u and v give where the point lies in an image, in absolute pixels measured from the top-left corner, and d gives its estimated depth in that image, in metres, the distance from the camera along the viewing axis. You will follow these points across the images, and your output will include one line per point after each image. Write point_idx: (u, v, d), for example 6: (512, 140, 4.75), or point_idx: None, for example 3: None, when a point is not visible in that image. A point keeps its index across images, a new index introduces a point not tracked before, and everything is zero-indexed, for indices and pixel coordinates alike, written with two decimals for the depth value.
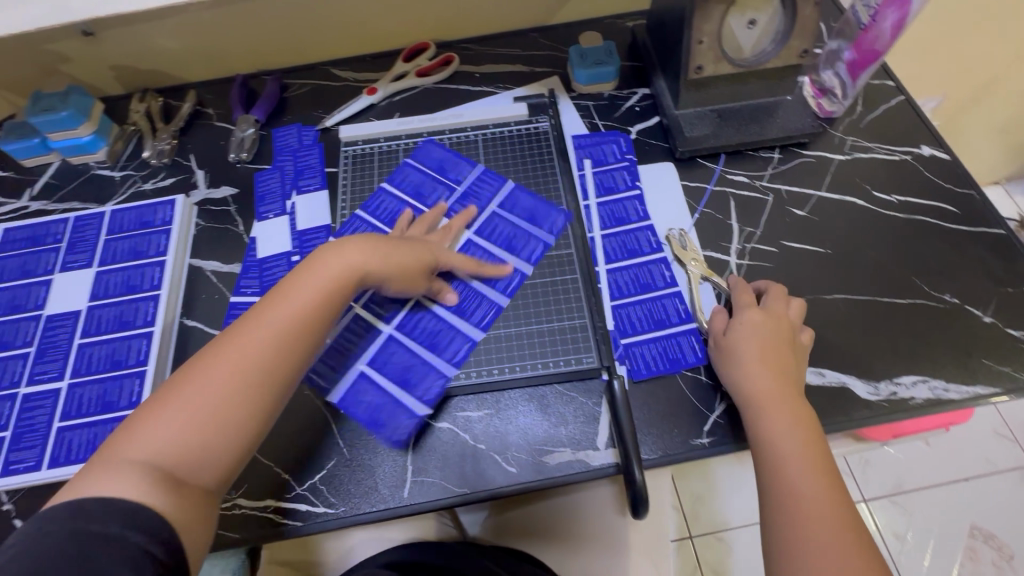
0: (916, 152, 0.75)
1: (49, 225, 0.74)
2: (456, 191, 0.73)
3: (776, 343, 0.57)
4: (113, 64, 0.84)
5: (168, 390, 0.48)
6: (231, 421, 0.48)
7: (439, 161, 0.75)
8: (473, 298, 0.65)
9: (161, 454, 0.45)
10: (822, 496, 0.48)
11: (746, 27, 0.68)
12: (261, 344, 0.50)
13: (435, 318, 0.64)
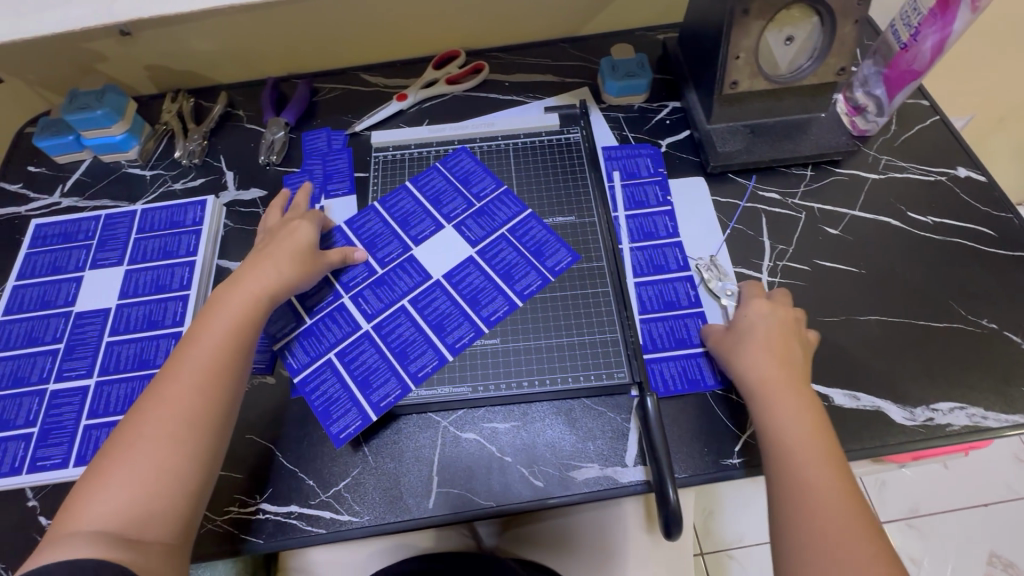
0: (952, 174, 0.74)
1: (81, 222, 0.74)
2: (473, 208, 0.72)
3: (765, 338, 0.57)
4: (147, 64, 0.84)
5: (107, 460, 0.47)
6: (177, 466, 0.47)
7: (466, 172, 0.75)
8: (493, 304, 0.65)
9: (119, 505, 0.44)
10: (832, 487, 0.47)
11: (783, 44, 0.68)
12: (189, 391, 0.50)
13: (460, 326, 0.64)
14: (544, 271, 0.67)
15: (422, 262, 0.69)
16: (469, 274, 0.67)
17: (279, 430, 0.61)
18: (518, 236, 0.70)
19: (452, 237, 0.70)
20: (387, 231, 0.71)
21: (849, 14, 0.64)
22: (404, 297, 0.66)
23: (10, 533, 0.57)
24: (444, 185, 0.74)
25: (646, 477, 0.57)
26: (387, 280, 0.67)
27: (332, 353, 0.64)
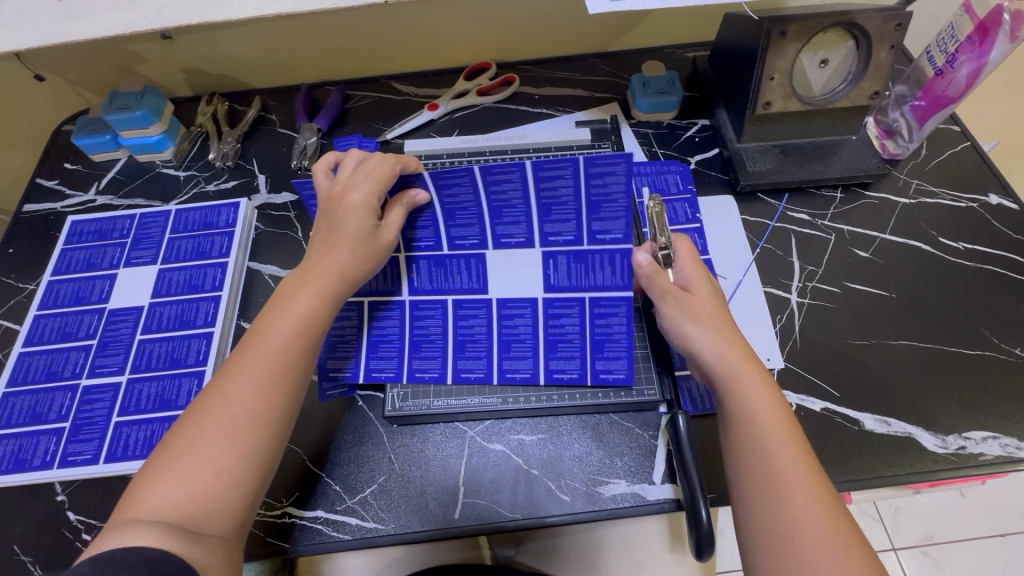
0: (983, 201, 0.74)
1: (116, 220, 0.75)
2: (575, 246, 0.56)
3: (716, 313, 0.53)
4: (184, 67, 0.86)
5: (171, 452, 0.44)
6: (239, 466, 0.44)
7: (602, 196, 0.52)
8: (520, 361, 0.61)
9: (178, 502, 0.42)
10: (800, 472, 0.44)
11: (817, 67, 0.68)
12: (253, 390, 0.47)
13: (479, 358, 0.61)
14: (587, 368, 0.60)
15: (489, 270, 0.60)
16: (520, 319, 0.61)
17: (307, 434, 0.61)
18: (593, 313, 0.59)
19: (537, 261, 0.59)
20: (473, 206, 0.55)
21: (885, 39, 0.64)
22: (449, 294, 0.61)
23: (40, 527, 0.58)
24: (567, 193, 0.52)
25: (673, 496, 0.56)
26: (447, 264, 0.60)
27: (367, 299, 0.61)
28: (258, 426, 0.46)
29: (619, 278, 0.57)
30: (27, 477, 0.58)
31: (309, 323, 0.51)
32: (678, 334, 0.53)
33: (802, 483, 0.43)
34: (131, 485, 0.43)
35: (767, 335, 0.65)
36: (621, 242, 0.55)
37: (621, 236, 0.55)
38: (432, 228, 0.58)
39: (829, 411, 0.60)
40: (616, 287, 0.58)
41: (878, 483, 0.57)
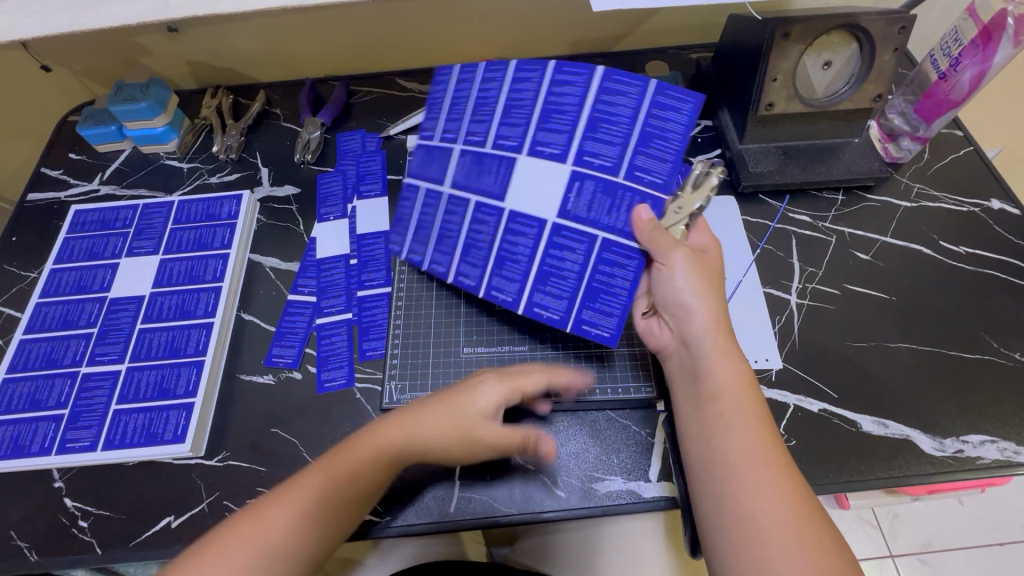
0: (985, 206, 0.74)
1: (119, 210, 0.76)
2: (609, 175, 0.56)
3: (703, 274, 0.54)
4: (190, 60, 0.86)
5: (251, 513, 0.48)
6: (296, 549, 0.47)
7: (654, 131, 0.55)
8: (507, 283, 0.59)
9: (261, 542, 0.47)
10: (766, 455, 0.45)
11: (820, 68, 0.69)
12: (366, 463, 0.50)
13: (477, 265, 0.61)
14: (573, 315, 0.57)
15: (515, 175, 0.59)
16: (524, 240, 0.59)
17: (305, 426, 0.61)
18: (599, 257, 0.56)
19: (564, 180, 0.57)
20: (492, 103, 0.60)
21: (889, 42, 0.64)
22: (453, 188, 0.62)
23: (37, 513, 0.58)
24: (623, 116, 0.56)
25: (669, 494, 0.56)
26: (484, 164, 0.60)
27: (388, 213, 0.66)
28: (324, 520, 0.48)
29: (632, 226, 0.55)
30: (25, 463, 0.59)
31: (410, 438, 0.52)
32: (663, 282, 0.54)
33: (753, 452, 0.45)
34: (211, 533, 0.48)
35: (766, 335, 0.65)
36: (656, 189, 0.55)
37: (660, 180, 0.55)
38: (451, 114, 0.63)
39: (827, 411, 0.60)
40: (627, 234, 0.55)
41: (874, 485, 0.57)
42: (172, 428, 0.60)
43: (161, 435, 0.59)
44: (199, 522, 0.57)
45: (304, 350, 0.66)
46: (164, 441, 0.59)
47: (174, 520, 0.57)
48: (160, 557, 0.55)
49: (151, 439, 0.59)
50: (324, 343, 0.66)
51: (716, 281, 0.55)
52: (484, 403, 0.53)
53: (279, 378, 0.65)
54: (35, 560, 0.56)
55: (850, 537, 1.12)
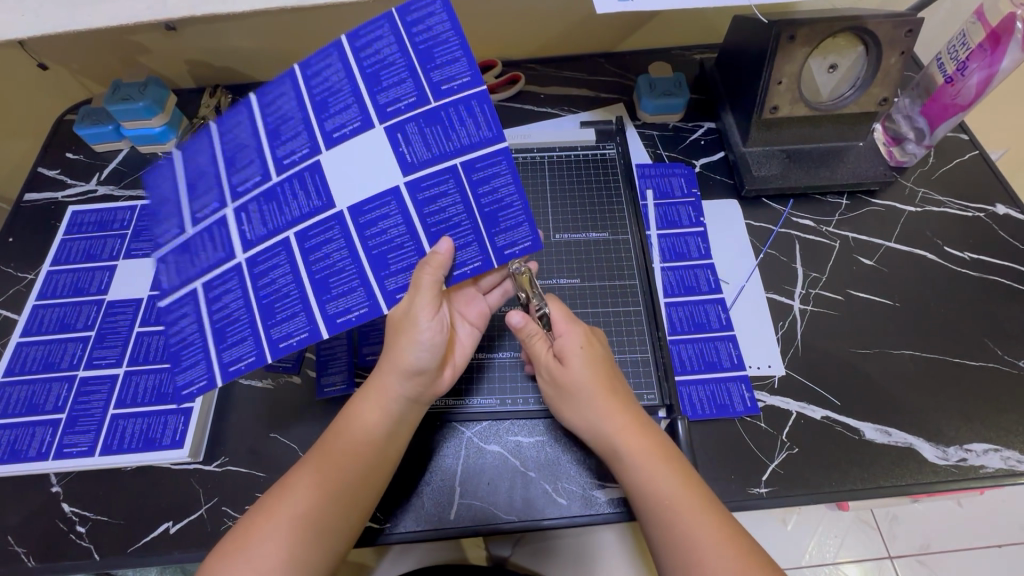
0: (990, 211, 0.73)
1: (117, 212, 0.75)
2: (426, 105, 0.50)
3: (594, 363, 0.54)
4: (188, 58, 0.85)
5: (271, 500, 0.48)
6: (325, 527, 0.47)
7: (376, 63, 0.50)
8: (404, 273, 0.53)
9: (302, 511, 0.47)
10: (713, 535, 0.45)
11: (826, 71, 0.68)
12: (381, 418, 0.52)
13: (404, 267, 0.53)
14: (489, 249, 0.53)
15: (330, 177, 0.51)
16: (388, 221, 0.52)
17: (305, 431, 0.61)
18: (472, 182, 0.52)
19: (385, 142, 0.50)
20: (252, 142, 0.51)
21: (896, 45, 0.63)
22: (289, 227, 0.52)
23: (34, 518, 0.57)
24: (340, 80, 0.50)
25: None
26: (279, 195, 0.52)
27: (198, 283, 0.53)
28: (344, 500, 0.49)
29: (485, 127, 0.50)
30: (22, 467, 0.58)
31: (387, 411, 0.52)
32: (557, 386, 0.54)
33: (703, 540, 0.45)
34: (234, 528, 0.48)
35: (768, 342, 0.65)
36: (471, 86, 0.50)
37: (416, 97, 0.50)
38: (174, 215, 0.52)
39: (830, 419, 0.60)
40: (486, 141, 0.51)
41: (876, 494, 0.56)
42: (170, 433, 0.60)
43: (159, 440, 0.59)
44: (197, 528, 0.56)
45: (304, 354, 0.66)
46: (162, 446, 0.59)
47: (172, 526, 0.57)
48: (158, 563, 0.55)
49: (149, 444, 0.59)
50: (324, 348, 0.65)
51: (606, 370, 0.55)
52: (423, 347, 0.51)
53: (278, 383, 0.64)
54: (33, 565, 0.55)
55: (848, 541, 1.04)
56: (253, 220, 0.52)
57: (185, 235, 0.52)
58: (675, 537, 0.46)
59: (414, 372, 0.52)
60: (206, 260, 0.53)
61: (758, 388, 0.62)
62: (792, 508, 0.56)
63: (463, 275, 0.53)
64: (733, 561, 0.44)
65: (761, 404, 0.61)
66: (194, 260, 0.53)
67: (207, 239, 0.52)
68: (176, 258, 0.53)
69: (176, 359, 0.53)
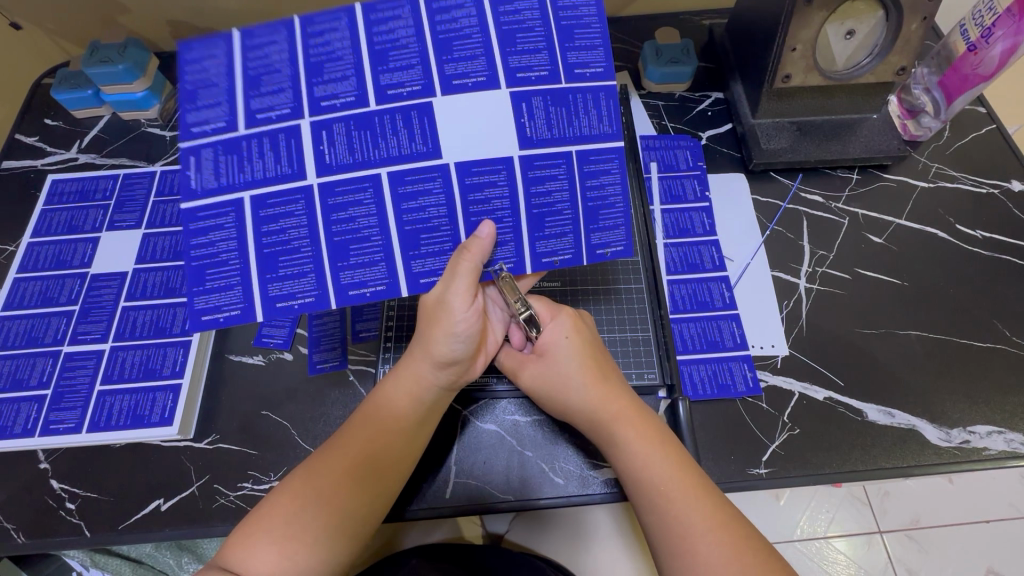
0: (1005, 187, 0.71)
1: (98, 180, 0.72)
2: (554, 84, 0.48)
3: (591, 358, 0.52)
4: (169, 19, 0.79)
5: (295, 482, 0.46)
6: (351, 509, 0.46)
7: (515, 24, 0.47)
8: (498, 248, 0.50)
9: (327, 493, 0.45)
10: (705, 517, 0.44)
11: (843, 38, 0.63)
12: (407, 402, 0.50)
13: (505, 243, 0.50)
14: (583, 244, 0.51)
15: (439, 124, 0.47)
16: (494, 190, 0.49)
17: (296, 409, 0.60)
18: (583, 174, 0.50)
19: (509, 106, 0.47)
20: (351, 57, 0.46)
21: (918, 10, 0.59)
22: (383, 164, 0.47)
23: (24, 494, 0.57)
24: (406, 35, 0.47)
25: None
26: (376, 125, 0.47)
27: (247, 194, 0.46)
28: (366, 485, 0.47)
29: (607, 123, 0.49)
30: (7, 444, 0.57)
31: (418, 400, 0.51)
32: (548, 383, 0.53)
33: (691, 521, 0.44)
34: (250, 513, 0.45)
35: (772, 321, 0.63)
36: (603, 80, 0.49)
37: (548, 72, 0.48)
38: (225, 103, 0.45)
39: (832, 399, 0.59)
40: (606, 136, 0.50)
41: (878, 475, 0.56)
42: (159, 410, 0.58)
43: (148, 417, 0.58)
44: (189, 505, 0.56)
45: (296, 330, 0.64)
46: (152, 424, 0.58)
47: (163, 503, 0.56)
48: (149, 540, 0.55)
49: (137, 421, 0.58)
50: (316, 323, 0.64)
51: (602, 362, 0.53)
52: (457, 338, 0.49)
53: (269, 359, 0.63)
54: (22, 541, 0.55)
55: (836, 515, 0.97)
56: (337, 143, 0.46)
57: (239, 133, 0.45)
58: (667, 524, 0.44)
59: (447, 362, 0.50)
60: (261, 171, 0.46)
61: (760, 368, 0.61)
62: (790, 489, 0.55)
63: (550, 263, 0.52)
64: (729, 548, 0.42)
65: (762, 384, 0.60)
66: (244, 165, 0.46)
67: (269, 149, 0.46)
68: (227, 161, 0.45)
69: (201, 278, 0.46)
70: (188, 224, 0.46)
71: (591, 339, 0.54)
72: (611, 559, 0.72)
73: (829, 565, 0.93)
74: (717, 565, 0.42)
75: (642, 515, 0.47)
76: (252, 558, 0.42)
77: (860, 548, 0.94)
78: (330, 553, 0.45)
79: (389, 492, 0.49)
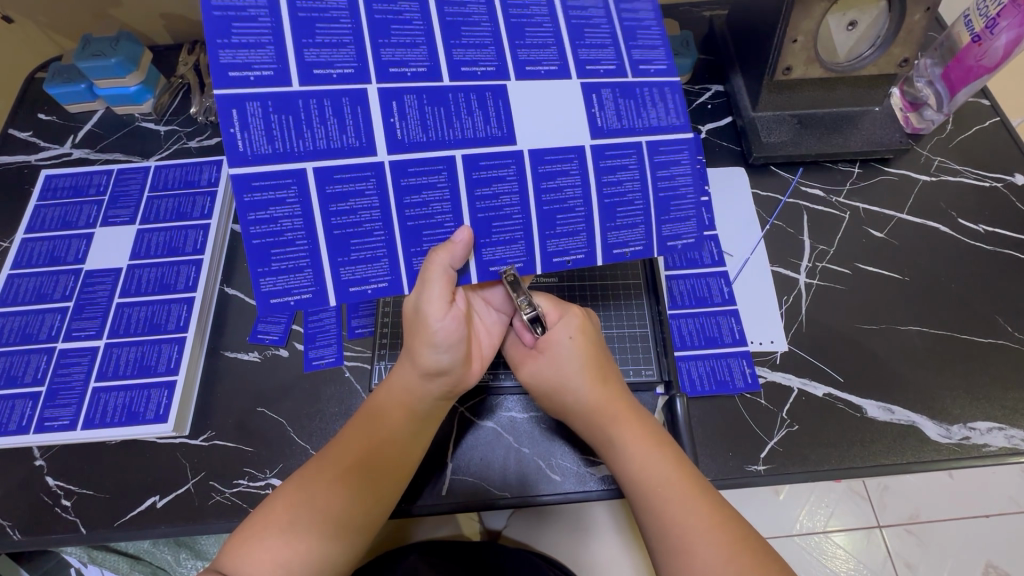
0: (1008, 181, 0.70)
1: (92, 176, 0.71)
2: (621, 78, 0.48)
3: (595, 358, 0.52)
4: (163, 12, 0.77)
5: (292, 488, 0.46)
6: (350, 514, 0.46)
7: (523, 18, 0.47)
8: (570, 238, 0.48)
9: (326, 500, 0.45)
10: (705, 517, 0.43)
11: (844, 29, 0.62)
12: (401, 412, 0.50)
13: (576, 233, 0.48)
14: (654, 235, 0.49)
15: (513, 107, 0.46)
16: (566, 179, 0.47)
17: (290, 406, 0.60)
18: (653, 164, 0.48)
19: (579, 97, 0.47)
20: (421, 24, 0.45)
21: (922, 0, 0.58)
22: (457, 146, 0.45)
23: (20, 491, 0.57)
24: (411, 12, 0.45)
25: None
26: (451, 103, 0.45)
27: (311, 164, 0.42)
28: (364, 489, 0.47)
29: (675, 115, 0.49)
30: (2, 441, 0.57)
31: (412, 411, 0.50)
32: (549, 382, 0.52)
33: (690, 521, 0.43)
34: (249, 517, 0.45)
35: (772, 316, 0.63)
36: (665, 76, 0.49)
37: (557, 67, 0.47)
38: (273, 51, 0.41)
39: (832, 396, 0.58)
40: (673, 127, 0.49)
41: (878, 472, 0.55)
42: (153, 407, 0.58)
43: (143, 414, 0.57)
44: (185, 501, 0.56)
45: (291, 326, 0.64)
46: (146, 420, 0.57)
47: (159, 500, 0.56)
48: (146, 536, 0.55)
49: (131, 418, 0.57)
50: (312, 319, 0.63)
51: (606, 362, 0.52)
52: (439, 347, 0.47)
53: (265, 356, 0.62)
54: (18, 538, 0.55)
55: (834, 509, 0.97)
56: (408, 117, 0.44)
57: (294, 91, 0.41)
58: (666, 524, 0.44)
59: (434, 373, 0.49)
60: (323, 139, 0.42)
61: (759, 364, 0.60)
62: (788, 486, 0.55)
63: (621, 255, 0.49)
64: (730, 549, 0.42)
65: (761, 380, 0.60)
66: (303, 131, 0.42)
67: (332, 116, 0.42)
68: (282, 123, 0.41)
69: (264, 257, 0.43)
70: (241, 194, 0.41)
71: (596, 338, 0.53)
72: (610, 557, 0.71)
73: (829, 560, 0.93)
74: (715, 566, 0.41)
75: (639, 515, 0.46)
76: (249, 561, 0.42)
77: (860, 542, 0.94)
78: (329, 558, 0.44)
79: (388, 498, 0.49)
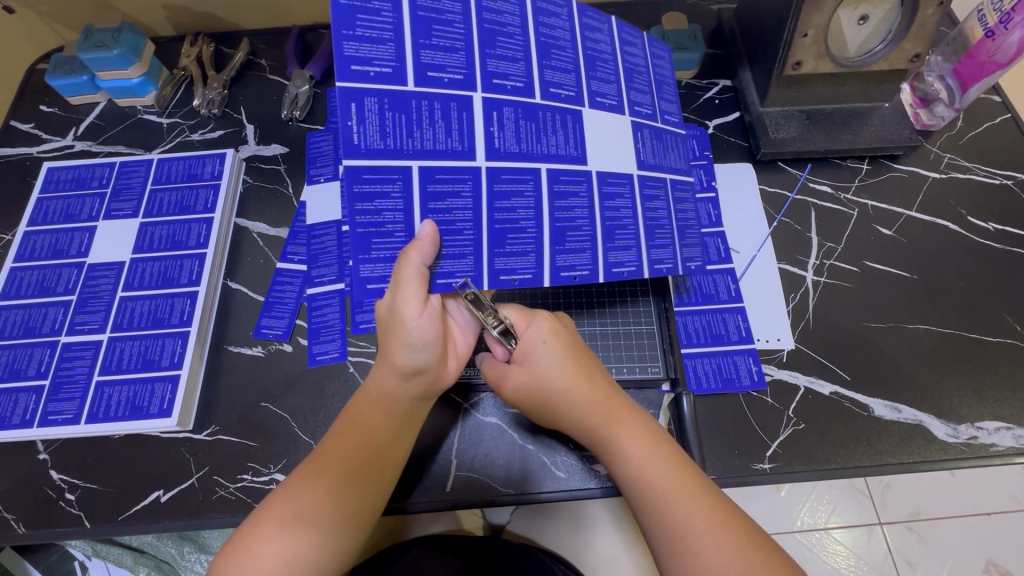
0: (1018, 179, 0.69)
1: (94, 168, 0.70)
2: (654, 122, 0.52)
3: (575, 361, 0.51)
4: (165, 3, 0.76)
5: (284, 490, 0.46)
6: (343, 511, 0.45)
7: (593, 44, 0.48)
8: (625, 252, 0.49)
9: (316, 500, 0.45)
10: (701, 514, 0.43)
11: (856, 23, 0.61)
12: (380, 411, 0.49)
13: (630, 247, 0.49)
14: (678, 254, 0.51)
15: (586, 131, 0.48)
16: (621, 199, 0.49)
17: (293, 401, 0.60)
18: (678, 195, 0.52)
19: (626, 133, 0.50)
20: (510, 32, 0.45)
21: None
22: (544, 159, 0.46)
23: (25, 484, 0.57)
24: (511, 25, 0.45)
25: None
26: (542, 119, 0.46)
27: (416, 163, 0.42)
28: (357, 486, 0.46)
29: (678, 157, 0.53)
30: (7, 434, 0.57)
31: (391, 410, 0.49)
32: (531, 389, 0.51)
33: (687, 519, 0.43)
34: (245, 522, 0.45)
35: (779, 314, 0.62)
36: (678, 127, 0.54)
37: (615, 101, 0.49)
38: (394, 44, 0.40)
39: (839, 394, 0.58)
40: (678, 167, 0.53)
41: (884, 470, 0.55)
42: (157, 401, 0.57)
43: (147, 408, 0.57)
44: (189, 496, 0.56)
45: (295, 321, 0.63)
46: (150, 415, 0.57)
47: (163, 494, 0.56)
48: (150, 530, 0.55)
49: (136, 412, 0.57)
50: (315, 315, 0.63)
51: (588, 365, 0.52)
52: (415, 347, 0.46)
53: (269, 351, 0.62)
54: (23, 531, 0.55)
55: (836, 505, 0.96)
56: (506, 127, 0.45)
57: (409, 90, 0.41)
58: (664, 525, 0.44)
59: (413, 372, 0.47)
60: (430, 141, 0.42)
61: (765, 362, 0.60)
62: (793, 484, 0.55)
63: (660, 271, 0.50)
64: (731, 544, 0.41)
65: (768, 378, 0.59)
66: (414, 130, 0.41)
67: (439, 116, 0.42)
68: (395, 121, 0.41)
69: (366, 245, 0.42)
70: (351, 185, 0.40)
71: (571, 339, 0.52)
72: (612, 553, 0.71)
73: (829, 556, 0.93)
74: (722, 562, 0.41)
75: (640, 518, 0.46)
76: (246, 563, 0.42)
77: (861, 538, 0.94)
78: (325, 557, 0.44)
79: (380, 493, 0.48)
